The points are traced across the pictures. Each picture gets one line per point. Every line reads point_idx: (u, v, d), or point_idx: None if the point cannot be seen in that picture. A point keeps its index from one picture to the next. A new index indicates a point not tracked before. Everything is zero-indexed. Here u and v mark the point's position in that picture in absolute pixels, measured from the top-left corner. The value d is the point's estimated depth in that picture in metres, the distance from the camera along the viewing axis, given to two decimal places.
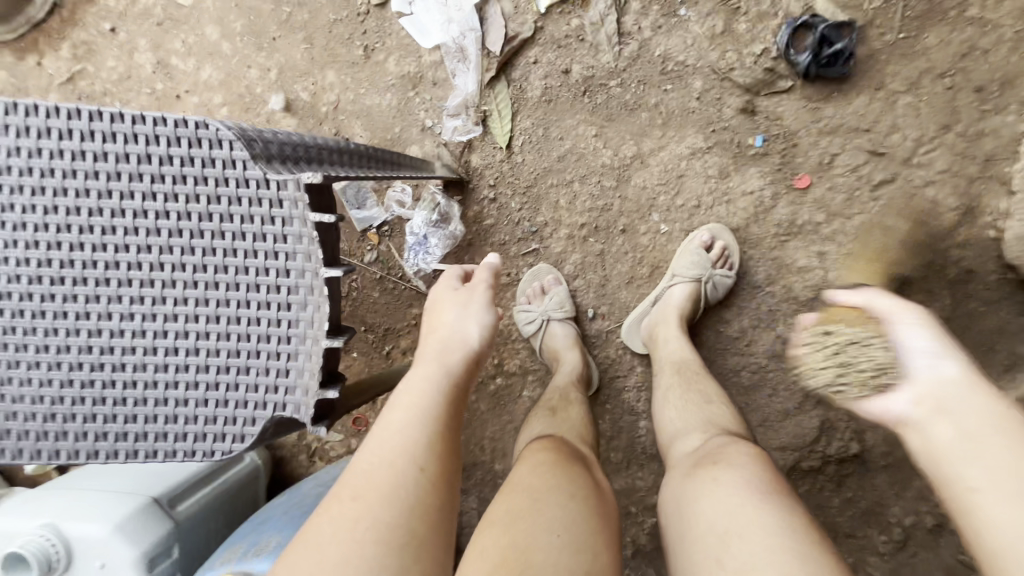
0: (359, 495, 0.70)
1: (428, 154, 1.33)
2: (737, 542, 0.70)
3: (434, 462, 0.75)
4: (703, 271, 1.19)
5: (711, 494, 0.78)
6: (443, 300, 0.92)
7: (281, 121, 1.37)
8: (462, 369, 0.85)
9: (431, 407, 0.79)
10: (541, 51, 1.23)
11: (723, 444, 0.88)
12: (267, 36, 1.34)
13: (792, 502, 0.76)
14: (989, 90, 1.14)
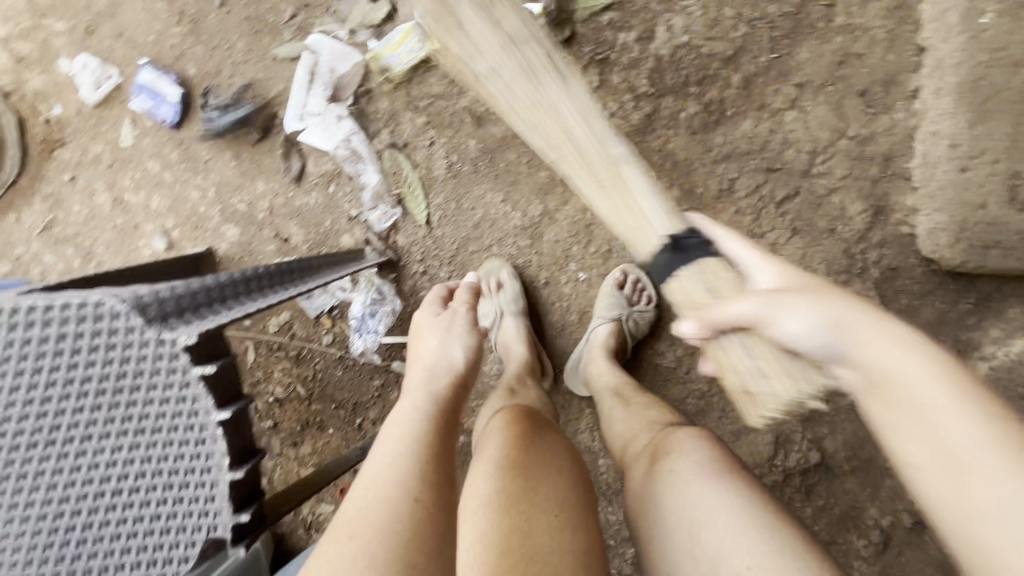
0: (355, 530, 0.75)
1: (359, 241, 1.43)
2: (704, 533, 0.76)
3: (432, 487, 0.81)
4: (620, 310, 1.26)
5: (670, 487, 0.83)
6: (427, 328, 1.06)
7: (227, 232, 1.50)
8: (448, 391, 0.95)
9: (414, 429, 0.87)
10: (438, 132, 1.31)
11: (672, 433, 0.94)
12: (199, 160, 1.47)
13: (738, 480, 0.82)
14: (872, 92, 1.14)
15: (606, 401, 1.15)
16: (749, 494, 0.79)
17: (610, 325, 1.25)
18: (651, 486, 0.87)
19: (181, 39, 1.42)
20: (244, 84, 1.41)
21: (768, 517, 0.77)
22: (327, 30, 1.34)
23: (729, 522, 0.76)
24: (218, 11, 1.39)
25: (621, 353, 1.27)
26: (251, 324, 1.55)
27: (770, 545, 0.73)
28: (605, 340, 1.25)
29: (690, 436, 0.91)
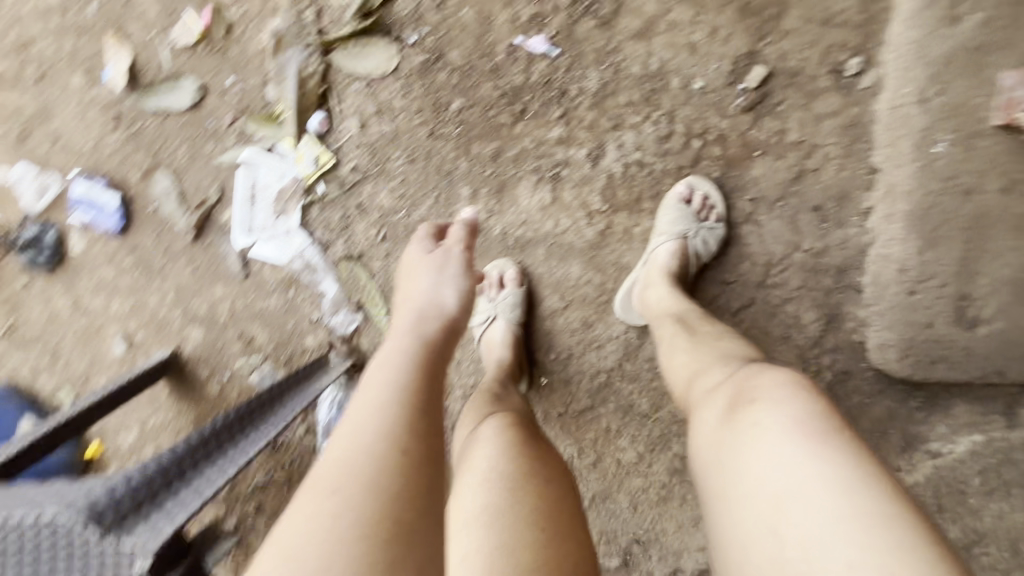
0: (335, 485, 0.63)
1: (322, 342, 1.42)
2: (792, 506, 0.59)
3: (421, 440, 0.70)
4: (687, 227, 1.09)
5: (753, 450, 0.64)
6: (418, 268, 0.95)
7: (191, 333, 1.49)
8: (437, 336, 0.86)
9: (404, 381, 0.76)
10: (392, 244, 1.28)
11: (753, 376, 0.74)
12: (154, 265, 1.44)
13: (849, 445, 0.61)
14: (827, 208, 1.11)
15: (666, 331, 1.02)
16: (851, 461, 0.60)
17: (674, 244, 1.11)
18: (724, 438, 0.69)
19: (120, 145, 1.35)
20: (191, 190, 1.37)
21: (884, 486, 0.58)
22: (261, 146, 1.28)
23: (820, 502, 0.57)
24: (155, 117, 1.32)
25: (683, 279, 1.13)
26: None
27: (876, 528, 0.54)
28: (667, 262, 1.11)
29: (782, 380, 0.70)
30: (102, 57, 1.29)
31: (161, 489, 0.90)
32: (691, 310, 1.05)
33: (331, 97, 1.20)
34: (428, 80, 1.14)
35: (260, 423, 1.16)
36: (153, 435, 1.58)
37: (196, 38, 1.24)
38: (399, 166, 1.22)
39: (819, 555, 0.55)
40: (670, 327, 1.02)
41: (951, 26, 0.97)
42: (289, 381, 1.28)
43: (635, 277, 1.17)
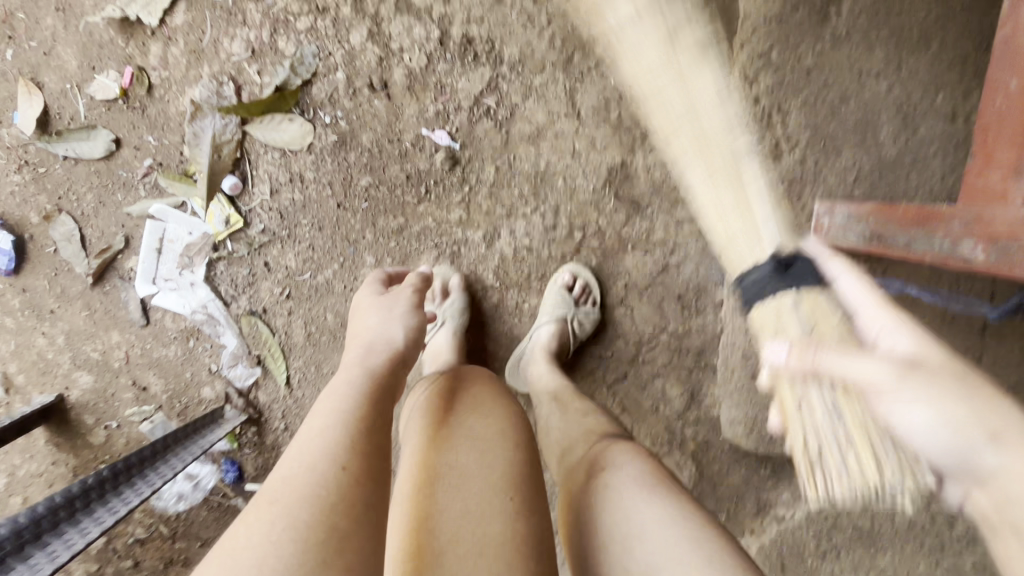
0: (276, 498, 0.63)
1: (220, 393, 1.42)
2: (639, 546, 0.69)
3: (365, 455, 0.70)
4: (566, 311, 1.23)
5: (608, 503, 0.75)
6: (367, 307, 0.96)
7: (79, 378, 1.45)
8: (386, 366, 0.85)
9: (353, 406, 0.75)
10: (297, 303, 1.34)
11: (607, 447, 0.87)
12: (45, 307, 1.40)
13: (676, 493, 0.76)
14: (687, 298, 1.28)
15: (546, 410, 1.12)
16: (679, 504, 0.74)
17: (553, 326, 1.24)
18: (584, 500, 0.79)
19: (20, 187, 1.34)
20: (95, 236, 1.37)
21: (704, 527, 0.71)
22: (172, 201, 1.31)
23: (667, 541, 0.69)
24: (64, 163, 1.33)
25: (563, 354, 1.27)
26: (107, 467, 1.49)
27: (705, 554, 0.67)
28: (547, 341, 1.25)
29: (626, 448, 0.85)
30: (11, 101, 1.29)
31: (61, 520, 1.00)
32: (564, 386, 1.15)
33: (246, 163, 1.26)
34: (339, 158, 1.24)
35: (138, 478, 1.13)
36: (25, 484, 1.50)
37: (114, 95, 1.28)
38: (307, 231, 1.29)
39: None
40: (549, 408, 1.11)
41: (775, 160, 1.14)
42: (174, 436, 1.25)
43: (522, 351, 1.30)
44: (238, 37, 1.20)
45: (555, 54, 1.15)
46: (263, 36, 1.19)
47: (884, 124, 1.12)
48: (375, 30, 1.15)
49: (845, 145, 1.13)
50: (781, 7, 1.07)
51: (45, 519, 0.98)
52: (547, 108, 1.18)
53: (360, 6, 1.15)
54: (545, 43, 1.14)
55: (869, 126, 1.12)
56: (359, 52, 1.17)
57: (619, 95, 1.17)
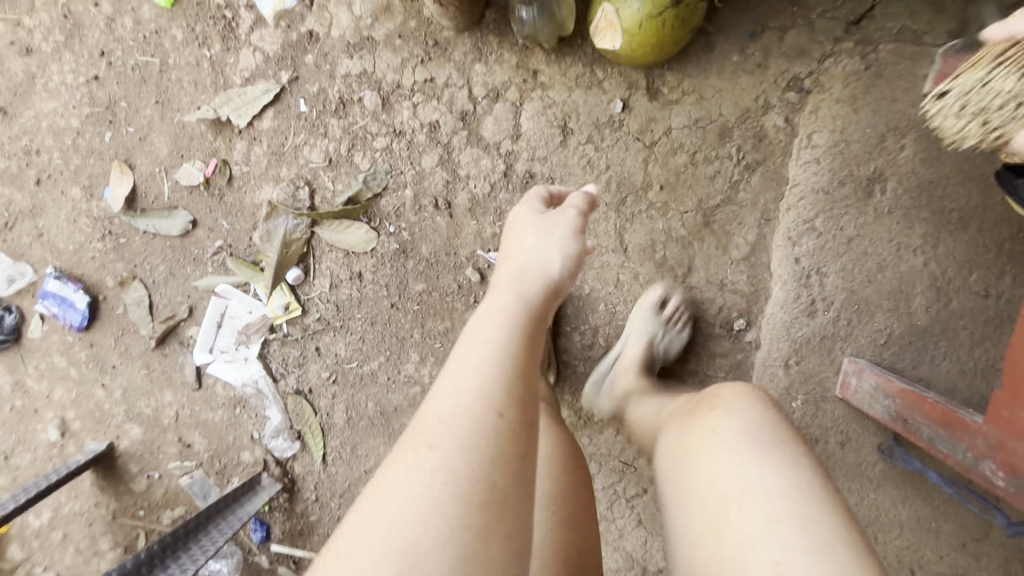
0: (437, 441, 0.64)
1: (259, 459, 1.51)
2: (736, 509, 0.63)
3: (524, 407, 0.68)
4: (655, 330, 1.22)
5: (707, 457, 0.69)
6: (522, 226, 0.88)
7: (129, 429, 1.54)
8: (541, 296, 0.79)
9: (507, 332, 0.73)
10: (341, 388, 1.42)
11: (718, 388, 0.79)
12: (108, 363, 1.51)
13: (797, 455, 0.67)
14: None
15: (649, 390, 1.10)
16: (803, 475, 0.65)
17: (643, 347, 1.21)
18: (682, 451, 0.73)
19: (101, 254, 1.45)
20: (162, 303, 1.47)
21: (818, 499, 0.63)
22: (237, 282, 1.41)
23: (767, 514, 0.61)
24: (143, 236, 1.43)
25: (652, 376, 1.22)
26: (145, 513, 1.58)
27: (825, 538, 0.59)
28: (636, 355, 1.20)
29: (746, 394, 0.75)
30: (104, 178, 1.40)
31: None
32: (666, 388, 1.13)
33: (311, 258, 1.35)
34: (397, 264, 1.32)
35: (187, 549, 1.22)
36: (68, 521, 1.60)
37: (197, 182, 1.38)
38: (359, 324, 1.37)
39: (750, 561, 0.59)
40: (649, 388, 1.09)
41: (810, 316, 1.20)
42: (216, 507, 1.33)
43: (606, 366, 1.27)
44: (318, 147, 1.29)
45: (610, 196, 1.23)
46: (341, 149, 1.28)
47: (918, 295, 1.17)
48: (445, 157, 1.25)
49: (880, 310, 1.18)
50: (828, 181, 1.14)
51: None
52: (597, 241, 1.26)
53: (434, 134, 1.24)
54: (601, 185, 1.22)
55: (903, 295, 1.17)
56: (428, 174, 1.26)
57: (666, 238, 1.24)
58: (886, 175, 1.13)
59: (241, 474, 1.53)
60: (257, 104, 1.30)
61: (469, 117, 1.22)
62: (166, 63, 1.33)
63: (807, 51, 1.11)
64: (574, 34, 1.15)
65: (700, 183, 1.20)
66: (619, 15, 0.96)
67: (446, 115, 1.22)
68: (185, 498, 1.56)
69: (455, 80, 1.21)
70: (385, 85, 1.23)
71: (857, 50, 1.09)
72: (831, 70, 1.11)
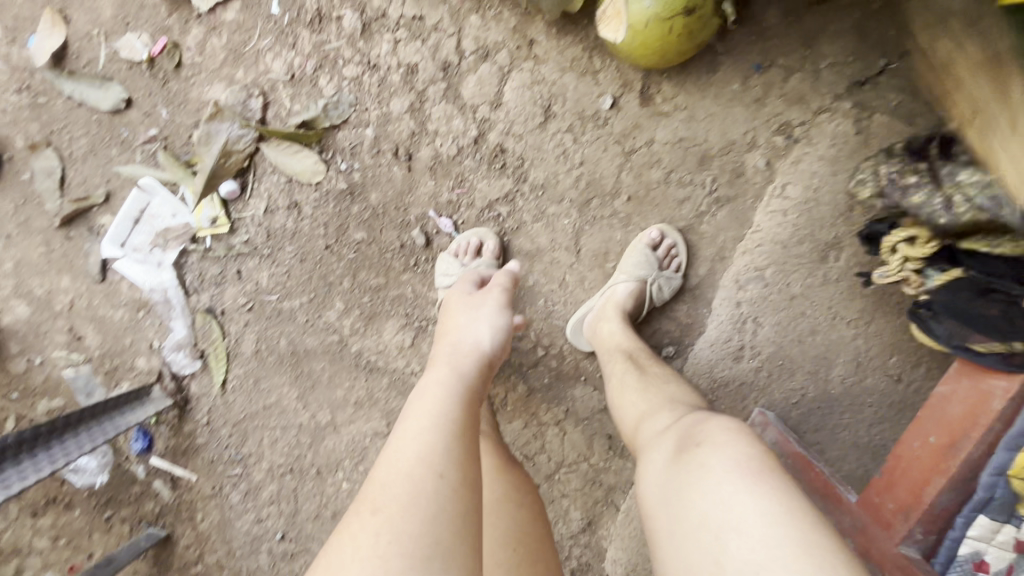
0: (383, 508, 0.65)
1: (153, 369, 1.42)
2: (733, 539, 0.60)
3: (463, 465, 0.70)
4: (650, 273, 1.14)
5: (700, 488, 0.66)
6: (459, 304, 1.04)
7: (16, 307, 1.42)
8: (473, 361, 0.89)
9: (445, 402, 0.78)
10: (255, 318, 1.34)
11: (701, 423, 0.77)
12: (2, 230, 1.36)
13: (786, 485, 0.64)
14: (617, 439, 1.34)
15: (617, 367, 1.06)
16: (796, 501, 0.62)
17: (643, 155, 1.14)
18: (671, 475, 0.71)
19: (15, 109, 1.29)
20: (76, 181, 1.32)
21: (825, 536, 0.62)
22: (165, 180, 1.29)
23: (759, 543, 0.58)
24: (66, 101, 1.28)
25: (634, 316, 1.19)
26: (17, 397, 1.47)
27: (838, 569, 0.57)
28: (624, 300, 1.16)
29: (726, 426, 0.73)
30: (33, 25, 1.25)
31: None
32: (638, 349, 1.10)
33: (250, 175, 1.25)
34: (341, 205, 1.24)
35: (55, 442, 1.11)
36: None
37: (139, 59, 1.23)
38: (289, 257, 1.29)
39: None
40: (621, 365, 1.05)
41: (735, 360, 1.21)
42: (94, 410, 1.22)
43: (591, 307, 1.21)
44: (282, 57, 1.18)
45: (576, 192, 1.18)
46: (307, 66, 1.17)
47: (840, 363, 1.17)
48: (416, 105, 1.15)
49: (801, 370, 1.19)
50: (788, 235, 1.13)
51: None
52: (552, 235, 1.21)
53: (410, 78, 1.14)
54: (570, 180, 1.17)
55: (824, 361, 1.18)
56: (395, 119, 1.17)
57: (620, 249, 1.20)
58: (845, 242, 1.11)
59: (131, 380, 1.43)
60: None
61: (451, 70, 1.13)
62: None
63: (804, 99, 1.08)
64: (580, 14, 1.08)
65: (668, 203, 1.17)
66: (628, 8, 0.90)
67: (427, 61, 1.13)
68: (64, 392, 1.46)
69: (445, 26, 1.11)
70: (370, 11, 1.13)
71: (852, 112, 1.06)
72: (822, 124, 1.08)
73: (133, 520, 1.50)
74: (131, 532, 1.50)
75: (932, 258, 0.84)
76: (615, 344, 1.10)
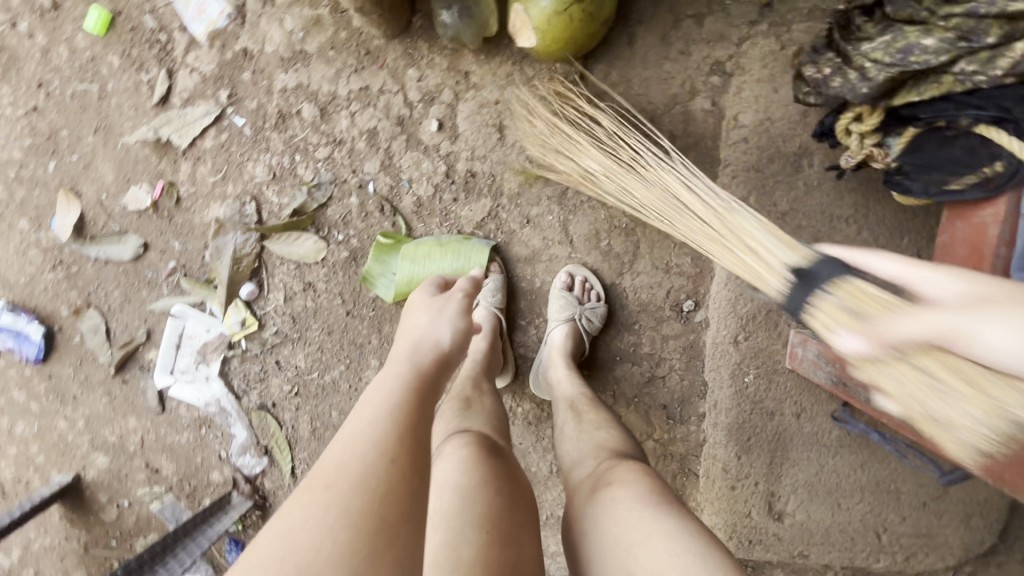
0: (330, 483, 0.63)
1: (227, 478, 1.50)
2: (641, 555, 0.67)
3: (414, 452, 0.68)
4: (573, 310, 1.24)
5: (611, 518, 0.74)
6: (418, 308, 0.91)
7: (96, 459, 1.53)
8: (434, 365, 0.80)
9: (402, 398, 0.73)
10: (304, 400, 1.42)
11: (612, 467, 0.85)
12: (68, 393, 1.50)
13: (683, 513, 0.73)
14: (672, 407, 1.33)
15: (560, 416, 1.10)
16: (688, 526, 0.70)
17: None
18: (588, 514, 0.79)
19: (54, 283, 1.45)
20: (119, 329, 1.46)
21: (705, 543, 0.68)
22: (193, 301, 1.42)
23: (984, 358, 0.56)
24: (95, 262, 1.44)
25: (580, 353, 1.27)
26: (116, 542, 1.56)
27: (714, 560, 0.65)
28: (563, 343, 1.25)
29: (634, 468, 0.83)
30: (51, 208, 1.41)
31: None
32: (582, 392, 1.13)
33: (263, 272, 1.37)
34: (349, 272, 1.34)
35: (157, 568, 1.25)
36: (38, 557, 1.59)
37: (145, 205, 1.39)
38: (317, 334, 1.38)
39: None
40: (563, 416, 1.09)
41: (753, 291, 1.24)
42: (181, 531, 1.32)
43: (541, 359, 1.31)
44: (261, 161, 1.31)
45: (550, 188, 1.26)
46: (285, 162, 1.30)
47: None
48: (386, 162, 1.27)
49: None
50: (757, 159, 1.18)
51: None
52: (543, 235, 1.29)
53: (374, 141, 1.26)
54: (542, 179, 1.25)
55: None
56: (372, 180, 1.28)
57: (609, 226, 1.27)
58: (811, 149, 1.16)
59: (211, 494, 1.52)
60: (198, 124, 1.32)
61: (407, 121, 1.24)
62: (106, 90, 1.35)
63: (723, 37, 1.16)
64: (501, 34, 1.19)
65: None
66: (529, 13, 1.00)
67: (383, 121, 1.25)
68: (156, 524, 1.55)
69: (390, 86, 1.24)
70: (322, 96, 1.26)
71: (770, 31, 1.14)
72: (749, 52, 1.15)
73: None
74: None
75: (886, 124, 0.85)
76: (565, 395, 1.14)
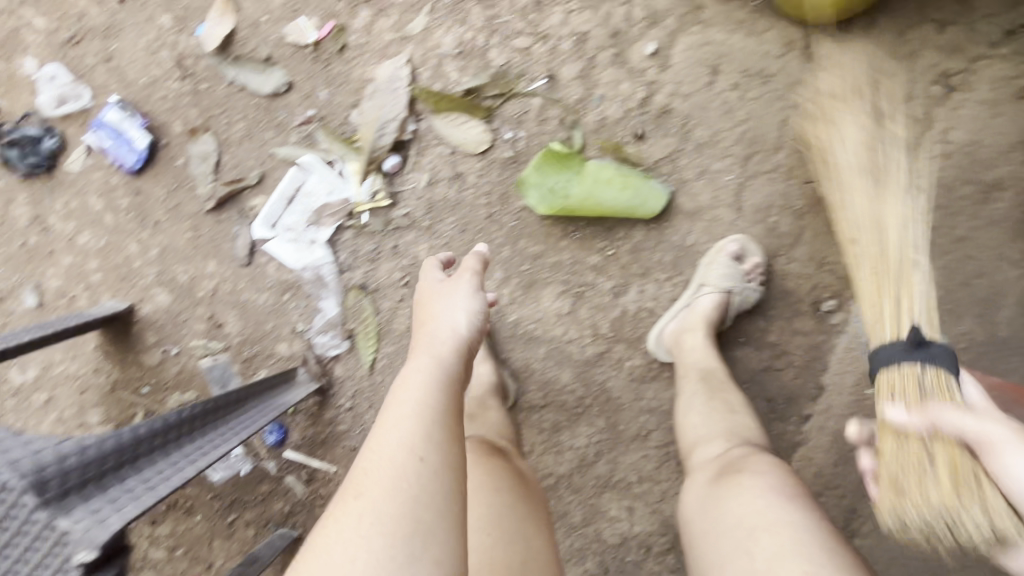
0: (361, 490, 0.73)
1: (295, 354, 1.39)
2: (765, 537, 0.78)
3: (444, 453, 0.76)
4: (734, 284, 1.19)
5: (737, 499, 0.84)
6: (433, 294, 0.98)
7: (156, 295, 1.40)
8: (455, 360, 0.88)
9: (437, 400, 0.81)
10: (410, 292, 1.33)
11: (745, 456, 0.93)
12: (150, 216, 1.36)
13: (813, 509, 0.81)
14: (780, 402, 1.31)
15: (689, 386, 1.15)
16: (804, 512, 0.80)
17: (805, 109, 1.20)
18: (713, 497, 0.88)
19: (175, 94, 1.32)
20: (230, 164, 1.34)
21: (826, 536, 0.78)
22: (323, 157, 1.31)
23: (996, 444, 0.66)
24: (227, 86, 1.32)
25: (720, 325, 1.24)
26: (148, 391, 1.42)
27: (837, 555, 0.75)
28: (709, 313, 1.20)
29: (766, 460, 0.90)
30: (202, 14, 1.31)
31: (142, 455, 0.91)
32: (717, 369, 1.16)
33: (412, 147, 1.28)
34: (506, 172, 1.26)
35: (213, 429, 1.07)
36: (55, 383, 1.43)
37: (306, 42, 1.29)
38: (449, 229, 1.30)
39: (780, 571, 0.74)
40: (692, 385, 1.14)
41: None
42: (248, 394, 1.18)
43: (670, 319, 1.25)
44: (453, 31, 1.24)
45: (739, 148, 1.22)
46: (478, 40, 1.24)
47: (1009, 305, 1.19)
48: (586, 71, 1.21)
49: (970, 313, 1.20)
50: (949, 178, 1.18)
51: (73, 476, 0.80)
52: (714, 192, 1.24)
53: (581, 46, 1.21)
54: (735, 136, 1.22)
55: (993, 303, 1.19)
56: (565, 84, 1.22)
57: (782, 203, 1.24)
58: (1006, 183, 1.17)
59: (269, 367, 1.40)
60: None
61: (622, 36, 1.20)
62: None
63: (957, 50, 1.16)
64: None
65: None
66: None
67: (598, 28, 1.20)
68: (198, 383, 1.42)
69: None
70: None
71: (1008, 56, 1.14)
72: (979, 72, 1.15)
73: (260, 520, 1.48)
74: (259, 533, 1.48)
75: None
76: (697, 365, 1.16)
